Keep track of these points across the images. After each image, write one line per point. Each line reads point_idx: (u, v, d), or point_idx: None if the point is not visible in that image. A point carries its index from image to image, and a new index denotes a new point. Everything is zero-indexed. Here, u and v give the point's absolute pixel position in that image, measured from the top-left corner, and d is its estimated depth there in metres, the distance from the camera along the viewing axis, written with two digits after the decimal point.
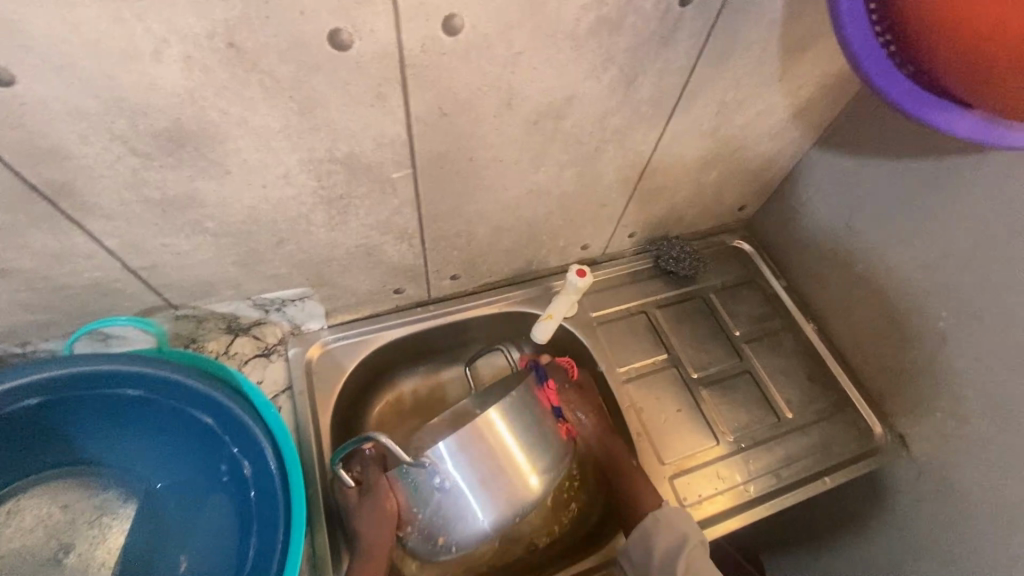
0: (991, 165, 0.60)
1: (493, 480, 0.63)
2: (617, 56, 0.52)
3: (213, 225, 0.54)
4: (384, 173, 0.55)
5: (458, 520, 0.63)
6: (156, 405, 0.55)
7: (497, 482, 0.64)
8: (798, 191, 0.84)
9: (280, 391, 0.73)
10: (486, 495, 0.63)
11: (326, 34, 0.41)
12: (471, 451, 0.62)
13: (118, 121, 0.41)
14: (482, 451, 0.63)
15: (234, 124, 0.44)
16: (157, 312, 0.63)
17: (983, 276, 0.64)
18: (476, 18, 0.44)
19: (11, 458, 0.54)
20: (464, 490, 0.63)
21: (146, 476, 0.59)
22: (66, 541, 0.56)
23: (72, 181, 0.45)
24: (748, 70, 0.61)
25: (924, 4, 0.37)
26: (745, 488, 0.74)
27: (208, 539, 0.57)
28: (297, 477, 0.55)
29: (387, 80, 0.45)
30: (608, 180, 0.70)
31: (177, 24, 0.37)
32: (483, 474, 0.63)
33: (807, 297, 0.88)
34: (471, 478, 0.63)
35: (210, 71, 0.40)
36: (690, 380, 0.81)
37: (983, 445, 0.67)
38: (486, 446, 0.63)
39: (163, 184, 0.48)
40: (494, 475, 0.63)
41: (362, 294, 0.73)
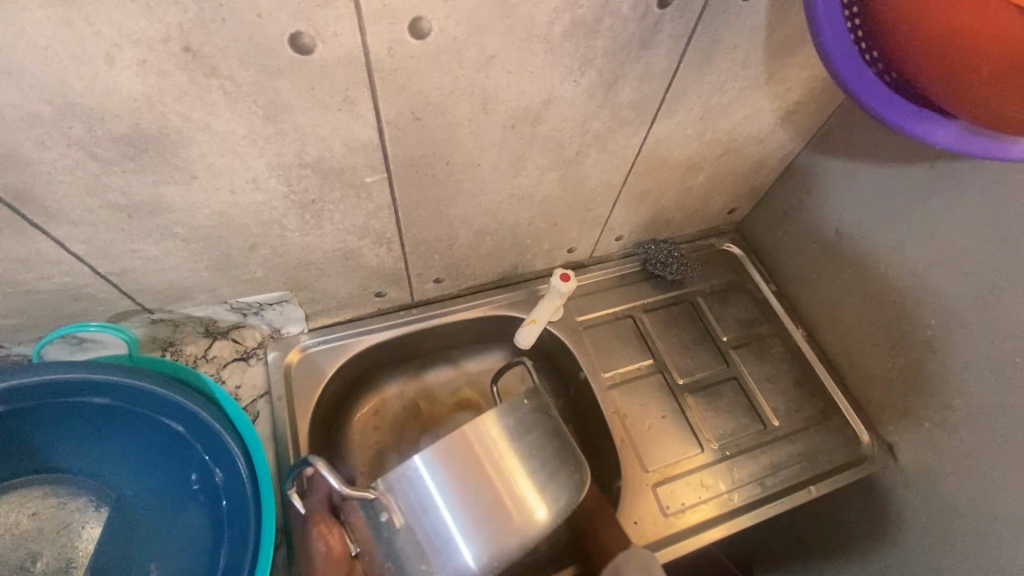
0: (981, 172, 0.59)
1: (482, 512, 0.50)
2: (595, 58, 0.51)
3: (183, 230, 0.53)
4: (358, 177, 0.54)
5: (433, 559, 0.49)
6: (126, 413, 0.54)
7: (485, 513, 0.50)
8: (789, 194, 0.83)
9: (258, 396, 0.72)
10: (473, 530, 0.49)
11: (286, 37, 0.39)
12: (456, 468, 0.49)
13: (74, 127, 0.40)
14: (470, 474, 0.50)
15: (196, 129, 0.43)
16: (131, 316, 0.62)
17: (971, 286, 0.63)
18: (445, 20, 0.42)
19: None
20: (442, 518, 0.49)
21: (119, 483, 0.58)
22: (34, 548, 0.55)
23: (32, 187, 0.44)
24: (733, 73, 0.60)
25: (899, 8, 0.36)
26: (729, 497, 0.73)
27: (181, 548, 0.57)
28: (269, 486, 0.55)
29: (355, 84, 0.44)
30: (591, 184, 0.69)
31: (129, 27, 0.35)
32: (468, 500, 0.50)
33: (796, 302, 0.87)
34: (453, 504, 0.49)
35: (167, 75, 0.39)
36: (676, 386, 0.80)
37: (970, 455, 0.66)
38: (474, 466, 0.50)
39: (128, 190, 0.47)
40: (483, 504, 0.50)
41: (342, 298, 0.72)
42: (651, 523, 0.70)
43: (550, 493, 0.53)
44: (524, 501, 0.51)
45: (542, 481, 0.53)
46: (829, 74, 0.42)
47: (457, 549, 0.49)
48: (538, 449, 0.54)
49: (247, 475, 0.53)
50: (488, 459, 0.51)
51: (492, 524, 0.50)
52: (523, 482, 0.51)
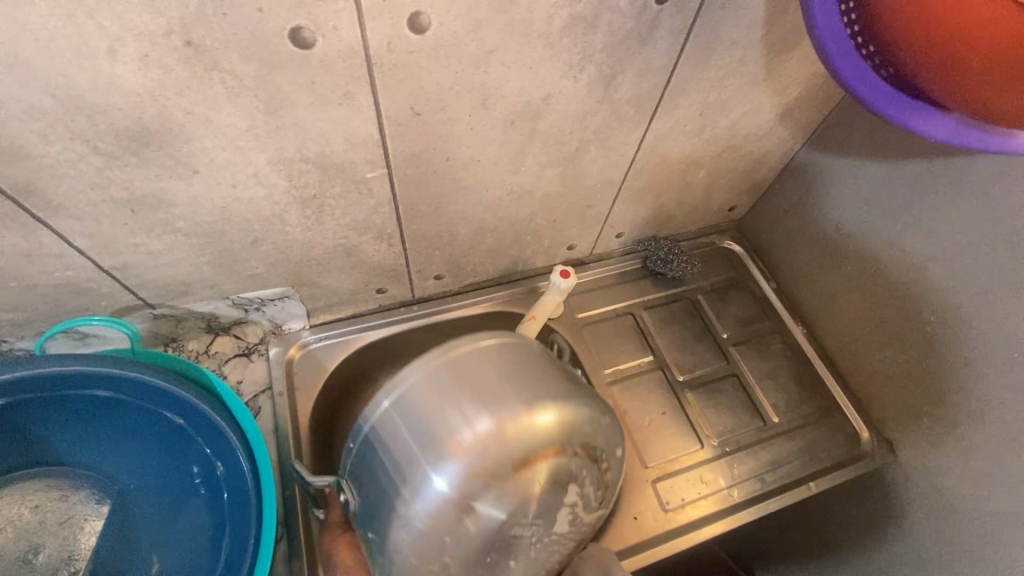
0: (980, 167, 0.59)
1: (439, 438, 0.47)
2: (594, 54, 0.51)
3: (185, 225, 0.53)
4: (358, 172, 0.54)
5: (399, 501, 0.47)
6: (128, 406, 0.55)
7: (444, 438, 0.47)
8: (789, 191, 0.83)
9: (260, 391, 0.73)
10: (432, 458, 0.47)
11: (286, 32, 0.40)
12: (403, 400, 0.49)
13: (77, 120, 0.41)
14: (416, 405, 0.49)
15: (198, 123, 0.44)
16: (134, 311, 0.62)
17: (970, 281, 0.63)
18: (444, 15, 0.43)
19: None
20: (399, 450, 0.48)
21: (120, 476, 0.59)
22: (37, 539, 0.56)
23: (36, 181, 0.44)
24: (732, 69, 0.60)
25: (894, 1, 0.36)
26: (729, 493, 0.73)
27: (183, 540, 0.57)
28: (270, 479, 0.55)
29: (355, 80, 0.45)
30: (591, 180, 0.69)
31: (131, 22, 0.36)
32: (422, 429, 0.48)
33: (796, 300, 0.87)
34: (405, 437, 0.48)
35: (169, 70, 0.39)
36: (676, 383, 0.80)
37: (969, 451, 0.66)
38: (420, 397, 0.49)
39: (130, 184, 0.47)
40: (437, 430, 0.47)
41: (343, 294, 0.73)
42: (651, 518, 0.70)
43: (546, 411, 0.49)
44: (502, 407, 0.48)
45: (515, 408, 0.48)
46: (824, 67, 0.42)
47: (418, 481, 0.47)
48: (521, 371, 0.51)
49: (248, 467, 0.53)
50: (435, 387, 0.49)
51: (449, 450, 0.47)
52: (501, 391, 0.49)
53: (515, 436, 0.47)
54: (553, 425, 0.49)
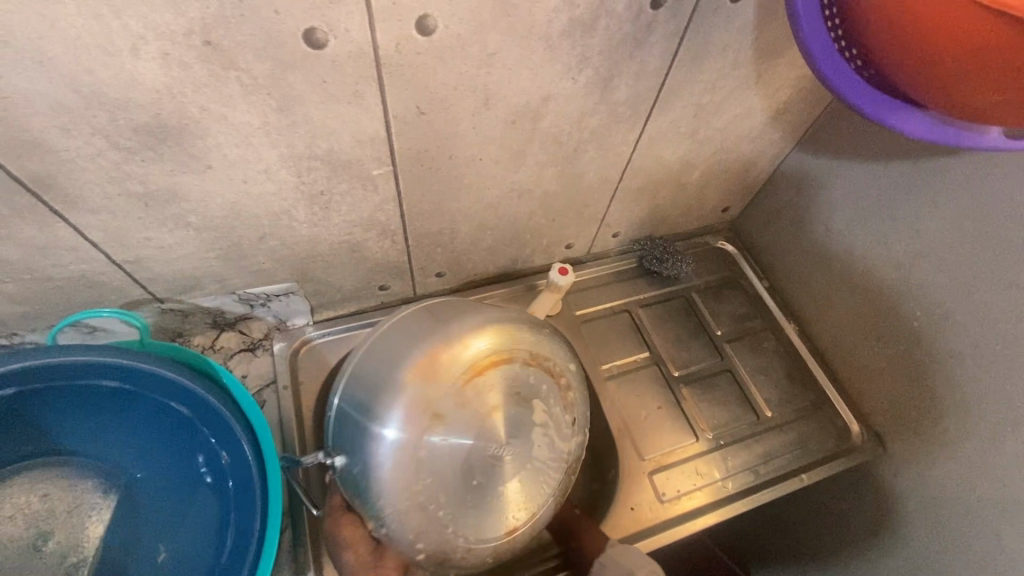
0: (961, 167, 0.61)
1: (382, 391, 0.52)
2: (592, 57, 0.54)
3: (197, 220, 0.55)
4: (365, 170, 0.56)
5: (366, 452, 0.51)
6: (136, 396, 0.56)
7: (386, 395, 0.52)
8: (781, 192, 0.85)
9: (264, 385, 0.74)
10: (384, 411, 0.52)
11: (300, 32, 0.42)
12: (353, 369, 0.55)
13: (99, 116, 0.42)
14: (362, 371, 0.55)
15: (213, 120, 0.46)
16: (143, 305, 0.64)
17: (953, 277, 0.65)
18: (449, 18, 0.45)
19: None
20: (355, 409, 0.53)
21: (127, 466, 0.60)
22: (46, 527, 0.57)
23: (55, 175, 0.46)
24: (724, 73, 0.63)
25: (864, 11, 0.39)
26: (723, 485, 0.75)
27: (188, 530, 0.58)
28: (275, 469, 0.56)
29: (364, 79, 0.47)
30: (589, 180, 0.71)
31: (155, 21, 0.38)
32: (366, 388, 0.54)
33: (788, 298, 0.90)
34: (357, 399, 0.54)
35: (188, 68, 0.41)
36: (671, 378, 0.82)
37: (955, 443, 0.68)
38: (363, 365, 0.55)
39: (145, 179, 0.49)
40: (380, 386, 0.53)
41: (346, 291, 0.74)
42: (647, 509, 0.72)
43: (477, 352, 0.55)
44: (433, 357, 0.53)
45: (434, 349, 0.53)
46: (809, 68, 0.45)
47: (376, 432, 0.51)
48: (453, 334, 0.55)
49: (252, 457, 0.55)
50: (373, 355, 0.55)
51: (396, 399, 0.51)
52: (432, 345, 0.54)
53: (446, 378, 0.53)
54: (476, 354, 0.54)
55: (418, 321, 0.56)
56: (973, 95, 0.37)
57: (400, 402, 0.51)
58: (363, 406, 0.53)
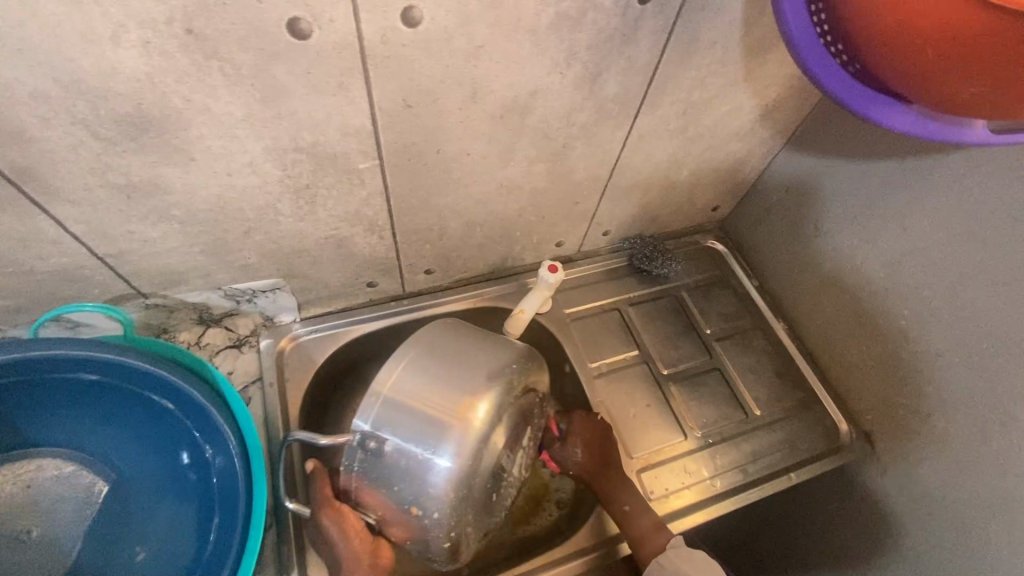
0: (948, 165, 0.62)
1: (434, 417, 0.50)
2: (580, 51, 0.53)
3: (180, 213, 0.54)
4: (351, 163, 0.56)
5: (417, 472, 0.50)
6: (119, 390, 0.56)
7: (439, 428, 0.50)
8: (770, 192, 0.86)
9: (250, 381, 0.73)
10: (435, 436, 0.50)
11: (284, 22, 0.41)
12: (388, 392, 0.51)
13: (78, 105, 0.42)
14: (403, 395, 0.51)
15: (196, 110, 0.45)
16: (126, 300, 0.63)
17: (940, 276, 0.66)
18: (435, 10, 0.45)
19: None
20: (400, 438, 0.50)
21: (111, 461, 0.59)
22: (31, 519, 0.56)
23: (35, 165, 0.45)
24: (712, 70, 0.63)
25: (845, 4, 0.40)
26: (712, 483, 0.74)
27: (170, 526, 0.57)
28: (260, 464, 0.56)
29: (349, 71, 0.46)
30: (578, 177, 0.71)
31: (135, 9, 0.37)
32: (413, 414, 0.50)
33: (778, 297, 0.90)
34: (400, 423, 0.50)
35: (170, 57, 0.41)
36: (661, 376, 0.82)
37: (943, 440, 0.68)
38: (403, 391, 0.51)
39: (127, 170, 0.48)
40: (430, 412, 0.50)
41: (334, 287, 0.74)
42: None
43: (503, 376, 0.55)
44: (472, 383, 0.52)
45: (471, 374, 0.53)
46: (796, 62, 0.45)
47: (429, 455, 0.50)
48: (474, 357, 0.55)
49: (237, 452, 0.54)
50: (412, 382, 0.51)
51: (453, 425, 0.50)
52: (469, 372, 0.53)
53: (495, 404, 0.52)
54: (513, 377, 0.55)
55: (440, 343, 0.55)
56: (955, 86, 0.37)
57: (457, 433, 0.50)
58: (411, 432, 0.50)
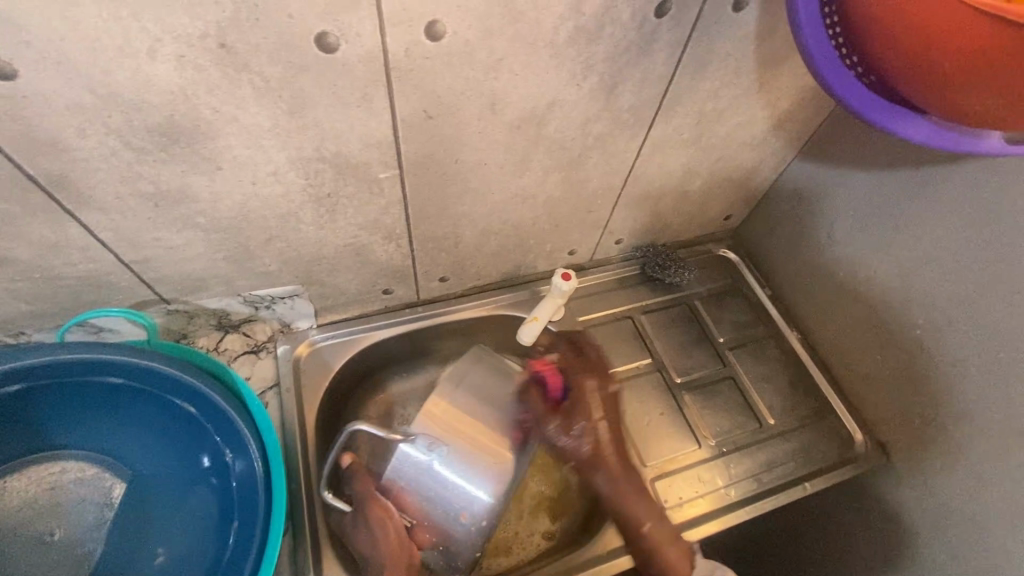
0: (961, 175, 0.62)
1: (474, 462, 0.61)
2: (597, 64, 0.55)
3: (205, 221, 0.56)
4: (371, 173, 0.57)
5: (456, 497, 0.61)
6: (143, 393, 0.57)
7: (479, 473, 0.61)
8: (782, 202, 0.86)
9: (267, 387, 0.74)
10: (474, 467, 0.61)
11: (312, 36, 0.43)
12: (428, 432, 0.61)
13: (113, 116, 0.43)
14: (448, 429, 0.62)
15: (225, 121, 0.46)
16: (149, 306, 0.64)
17: (955, 285, 0.66)
18: (458, 25, 0.46)
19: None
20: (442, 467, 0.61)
21: (133, 463, 0.60)
22: (54, 520, 0.57)
23: (69, 174, 0.47)
24: (726, 81, 0.64)
25: (861, 18, 0.40)
26: (726, 492, 0.74)
27: (190, 529, 0.58)
28: (280, 468, 0.57)
29: (373, 83, 0.48)
30: (592, 186, 0.72)
31: (171, 24, 0.39)
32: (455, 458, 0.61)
33: (791, 306, 0.90)
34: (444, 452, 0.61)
35: (202, 70, 0.42)
36: (673, 385, 0.82)
37: (960, 451, 0.68)
38: (448, 426, 0.62)
39: (157, 179, 0.50)
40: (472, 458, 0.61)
41: (351, 294, 0.75)
42: None
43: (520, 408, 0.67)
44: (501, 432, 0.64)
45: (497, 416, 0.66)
46: (811, 74, 0.46)
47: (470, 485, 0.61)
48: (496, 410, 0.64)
49: (257, 456, 0.55)
50: (456, 416, 0.63)
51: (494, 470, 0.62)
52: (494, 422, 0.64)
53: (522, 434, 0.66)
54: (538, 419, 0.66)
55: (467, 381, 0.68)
56: (970, 98, 0.38)
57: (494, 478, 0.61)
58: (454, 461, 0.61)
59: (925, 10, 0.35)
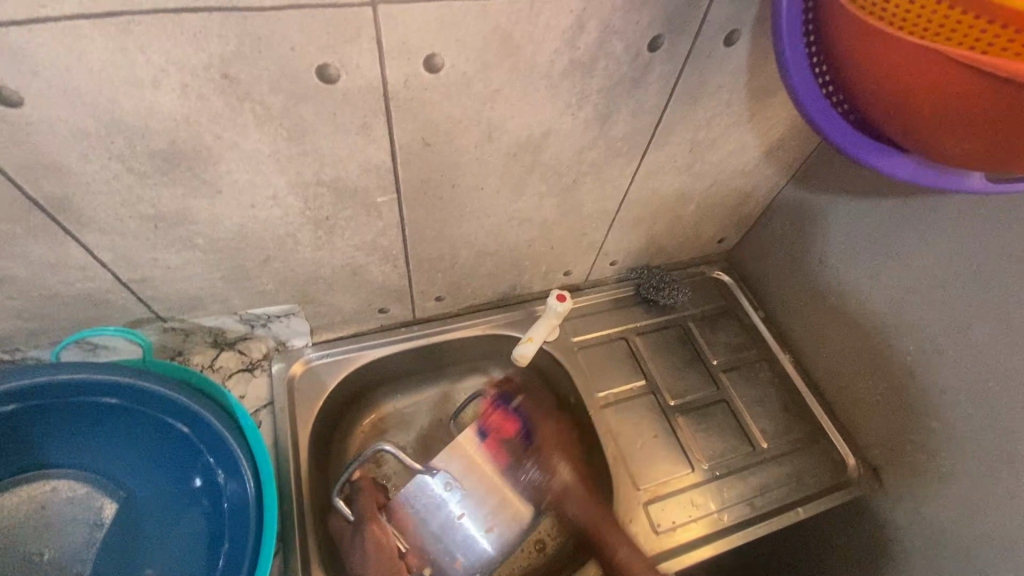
0: (948, 207, 0.63)
1: None
2: (592, 94, 0.56)
3: (203, 242, 0.56)
4: (369, 197, 0.58)
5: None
6: (135, 413, 0.57)
7: None
8: (775, 226, 0.87)
9: (261, 406, 0.73)
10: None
11: (314, 67, 0.44)
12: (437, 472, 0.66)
13: (116, 141, 0.44)
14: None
15: (226, 148, 0.47)
16: (145, 323, 0.65)
17: (945, 314, 0.66)
18: (455, 58, 0.47)
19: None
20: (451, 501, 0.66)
21: (124, 482, 0.60)
22: (42, 540, 0.57)
23: (71, 197, 0.47)
24: (719, 112, 0.65)
25: (847, 63, 0.41)
26: (719, 517, 0.74)
27: (179, 549, 0.58)
28: (272, 489, 0.56)
29: (372, 112, 0.49)
30: (587, 211, 0.73)
31: (177, 55, 0.40)
32: None
33: (784, 329, 0.91)
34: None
35: (205, 99, 0.43)
36: (667, 407, 0.82)
37: (951, 478, 0.68)
38: None
39: (157, 202, 0.50)
40: None
41: (346, 313, 0.75)
42: (643, 541, 0.71)
43: None
44: None
45: None
46: (799, 112, 0.47)
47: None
48: None
49: (249, 477, 0.55)
50: None
51: None
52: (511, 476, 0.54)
53: None
54: None
55: None
56: (957, 135, 0.38)
57: None
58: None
59: (909, 61, 0.36)
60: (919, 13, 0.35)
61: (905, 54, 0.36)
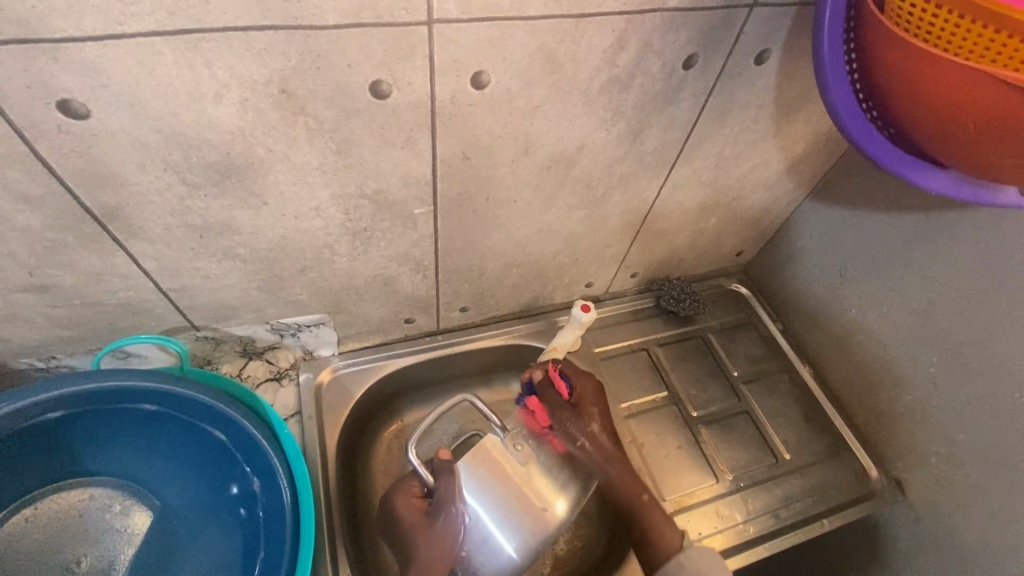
0: (970, 222, 0.65)
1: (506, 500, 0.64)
2: (626, 110, 0.57)
3: (245, 251, 0.57)
4: (407, 209, 0.59)
5: (481, 551, 0.63)
6: (174, 420, 0.57)
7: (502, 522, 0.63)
8: (794, 239, 0.88)
9: (290, 415, 0.74)
10: (513, 520, 0.64)
11: (368, 83, 0.45)
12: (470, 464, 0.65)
13: (174, 153, 0.45)
14: (492, 468, 0.65)
15: (277, 160, 0.49)
16: (179, 332, 0.65)
17: (968, 328, 0.67)
18: (499, 75, 0.49)
19: (12, 469, 0.55)
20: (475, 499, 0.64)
21: (160, 490, 0.60)
22: (78, 548, 0.57)
23: (124, 207, 0.48)
24: (745, 127, 0.67)
25: (887, 81, 0.43)
26: (744, 528, 0.74)
27: (212, 558, 0.58)
28: (307, 494, 0.57)
29: (419, 126, 0.50)
30: (613, 223, 0.74)
31: (240, 71, 0.41)
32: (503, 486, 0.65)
33: (802, 341, 0.92)
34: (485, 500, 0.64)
35: (262, 113, 0.45)
36: (690, 418, 0.83)
37: (976, 490, 0.69)
38: (492, 464, 0.65)
39: (206, 212, 0.51)
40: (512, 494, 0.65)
41: (374, 323, 0.76)
42: None
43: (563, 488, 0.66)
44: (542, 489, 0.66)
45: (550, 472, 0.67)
46: (838, 128, 0.48)
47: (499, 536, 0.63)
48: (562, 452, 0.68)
49: (285, 483, 0.55)
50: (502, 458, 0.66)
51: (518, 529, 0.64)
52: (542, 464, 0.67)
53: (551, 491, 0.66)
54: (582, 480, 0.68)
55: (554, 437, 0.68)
56: (999, 152, 0.40)
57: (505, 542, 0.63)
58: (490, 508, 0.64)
59: (949, 82, 0.38)
60: (966, 37, 0.36)
61: (954, 76, 0.38)
